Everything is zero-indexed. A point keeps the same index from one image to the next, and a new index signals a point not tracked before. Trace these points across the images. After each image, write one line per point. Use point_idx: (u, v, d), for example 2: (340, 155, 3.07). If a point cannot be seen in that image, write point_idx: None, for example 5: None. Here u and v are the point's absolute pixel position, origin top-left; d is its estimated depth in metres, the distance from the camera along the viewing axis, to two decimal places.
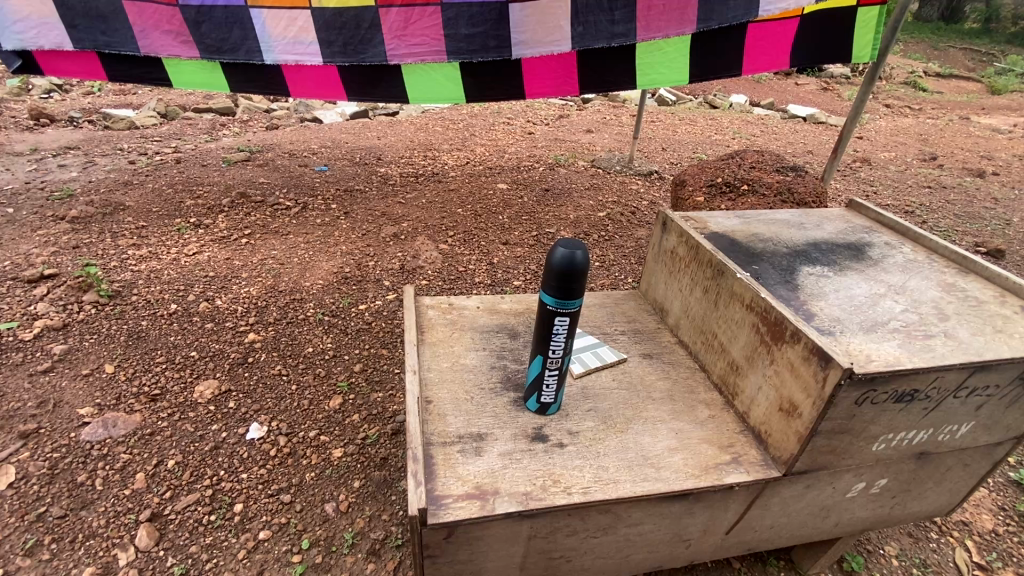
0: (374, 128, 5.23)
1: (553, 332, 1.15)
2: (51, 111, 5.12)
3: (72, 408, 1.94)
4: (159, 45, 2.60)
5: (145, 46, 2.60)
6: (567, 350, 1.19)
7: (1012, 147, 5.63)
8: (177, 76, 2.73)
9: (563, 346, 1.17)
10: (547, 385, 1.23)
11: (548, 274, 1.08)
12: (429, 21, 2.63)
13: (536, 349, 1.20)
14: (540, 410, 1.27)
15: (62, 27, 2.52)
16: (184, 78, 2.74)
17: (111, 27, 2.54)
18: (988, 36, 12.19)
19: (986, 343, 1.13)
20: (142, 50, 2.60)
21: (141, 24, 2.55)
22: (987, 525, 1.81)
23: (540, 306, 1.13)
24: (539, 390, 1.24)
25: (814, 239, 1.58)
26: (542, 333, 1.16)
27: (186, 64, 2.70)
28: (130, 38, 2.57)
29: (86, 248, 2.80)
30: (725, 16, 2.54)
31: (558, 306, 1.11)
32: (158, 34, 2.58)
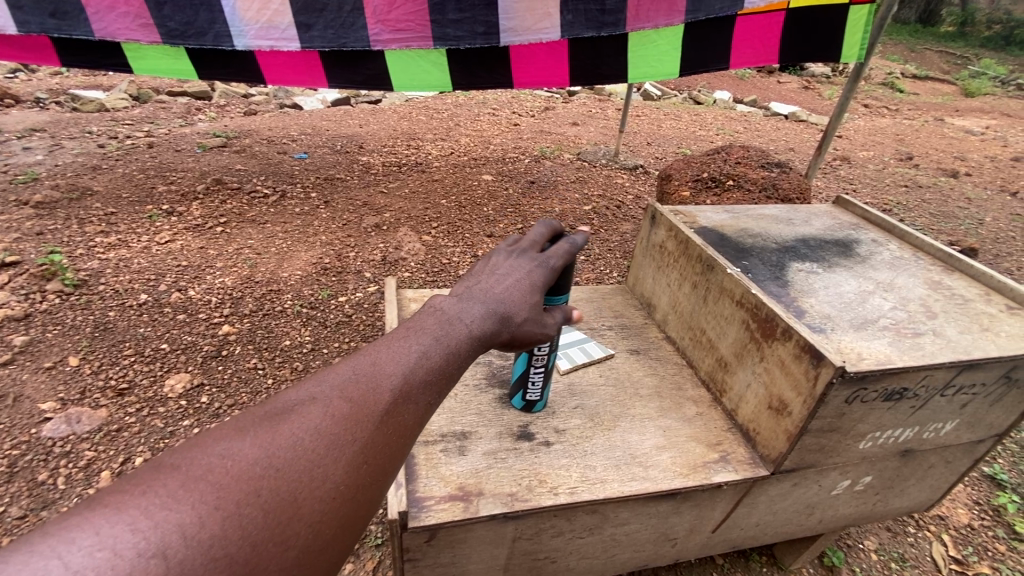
0: (356, 115, 5.11)
1: None
2: (15, 92, 4.89)
3: (33, 402, 1.87)
4: (115, 29, 2.48)
5: (99, 29, 2.47)
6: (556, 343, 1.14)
7: (985, 149, 5.76)
8: (136, 62, 2.61)
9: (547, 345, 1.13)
10: (532, 382, 1.19)
11: None
12: (413, 7, 2.55)
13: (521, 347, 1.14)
14: (525, 407, 1.24)
15: (9, 8, 2.39)
16: (144, 65, 2.62)
17: (63, 9, 2.43)
18: (964, 40, 12.50)
19: (973, 341, 1.13)
20: (96, 33, 2.48)
21: (95, 6, 2.43)
22: (963, 519, 1.84)
23: None
24: (525, 386, 1.20)
25: (803, 234, 1.57)
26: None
27: (145, 49, 2.58)
28: (80, 21, 2.45)
29: (50, 234, 2.67)
30: (711, 7, 2.52)
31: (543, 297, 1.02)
32: (114, 17, 2.46)
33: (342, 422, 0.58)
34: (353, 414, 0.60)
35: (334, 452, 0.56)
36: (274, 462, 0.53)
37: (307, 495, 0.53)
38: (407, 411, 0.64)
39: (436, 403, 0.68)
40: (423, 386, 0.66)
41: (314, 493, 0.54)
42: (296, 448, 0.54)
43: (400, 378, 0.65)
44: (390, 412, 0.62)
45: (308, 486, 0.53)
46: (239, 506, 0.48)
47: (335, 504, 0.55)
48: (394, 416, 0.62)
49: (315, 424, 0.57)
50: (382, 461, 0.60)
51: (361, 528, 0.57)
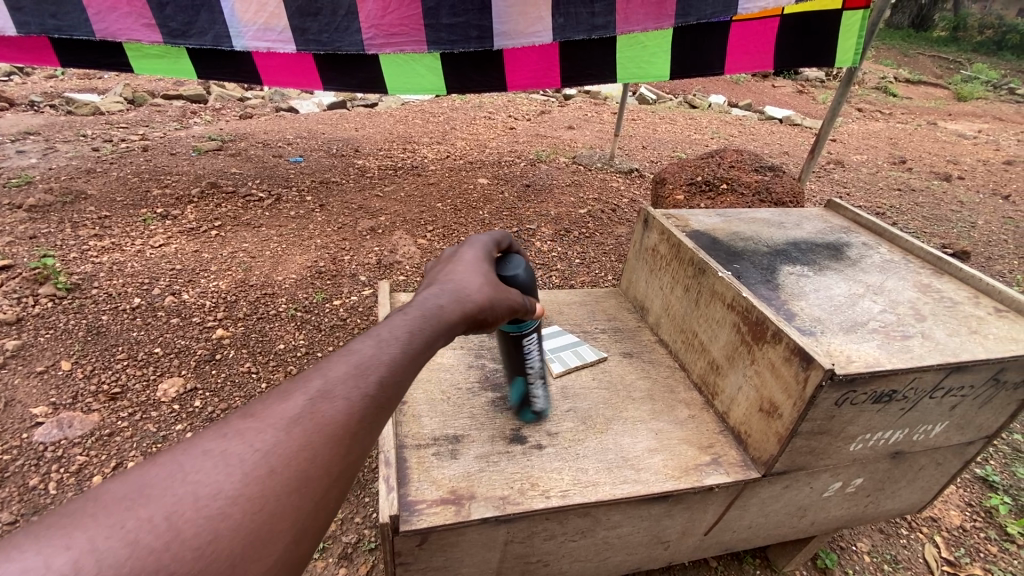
0: (352, 119, 5.11)
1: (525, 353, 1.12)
2: (9, 95, 4.88)
3: (25, 407, 1.86)
4: (117, 29, 2.47)
5: (100, 30, 2.46)
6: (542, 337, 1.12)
7: (977, 153, 5.81)
8: (137, 61, 2.62)
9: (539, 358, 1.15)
10: (536, 395, 1.20)
11: None
12: (407, 11, 2.56)
13: (512, 364, 1.14)
14: (537, 418, 1.23)
15: (8, 10, 2.37)
16: (145, 65, 2.63)
17: (62, 10, 2.40)
18: (957, 45, 12.62)
19: (961, 343, 1.14)
20: (97, 34, 2.46)
21: (96, 7, 2.41)
22: (955, 521, 1.85)
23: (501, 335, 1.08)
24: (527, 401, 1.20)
25: (794, 238, 1.58)
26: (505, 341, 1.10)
27: (147, 48, 2.58)
28: (81, 22, 2.43)
29: (44, 238, 2.66)
30: (703, 12, 2.46)
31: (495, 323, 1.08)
32: (116, 17, 2.45)
33: (246, 434, 0.51)
34: (262, 423, 0.53)
35: (232, 469, 0.49)
36: (152, 487, 0.46)
37: (198, 519, 0.46)
38: (337, 409, 0.56)
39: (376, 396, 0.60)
40: (354, 378, 0.59)
41: (209, 516, 0.46)
42: (184, 471, 0.48)
43: (325, 376, 0.58)
44: (310, 413, 0.55)
45: (198, 507, 0.46)
46: (96, 540, 0.42)
47: (240, 523, 0.47)
48: (316, 417, 0.55)
49: (211, 440, 0.50)
50: (303, 469, 0.52)
51: (283, 547, 0.49)
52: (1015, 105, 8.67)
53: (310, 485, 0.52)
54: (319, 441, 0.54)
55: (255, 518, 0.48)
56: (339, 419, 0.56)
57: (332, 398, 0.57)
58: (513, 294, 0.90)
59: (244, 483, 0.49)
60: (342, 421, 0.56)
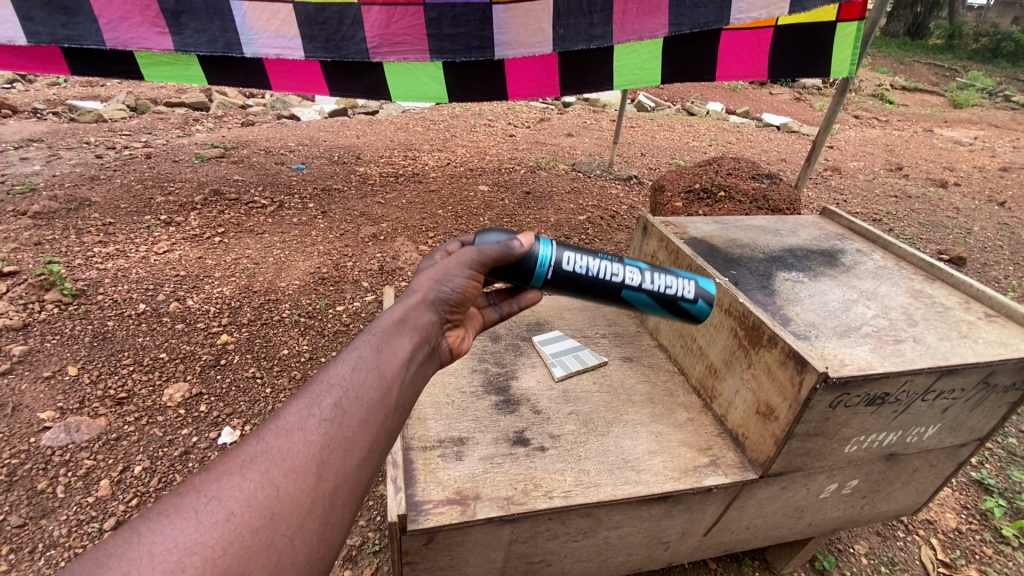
0: (353, 126, 5.16)
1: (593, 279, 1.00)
2: (13, 103, 4.92)
3: (32, 411, 1.88)
4: (127, 38, 2.52)
5: (111, 39, 2.50)
6: (573, 250, 1.01)
7: (973, 159, 5.87)
8: (148, 69, 2.66)
9: (613, 270, 1.01)
10: (668, 290, 1.04)
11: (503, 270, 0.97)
12: (412, 21, 2.61)
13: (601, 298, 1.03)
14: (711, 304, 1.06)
15: (20, 19, 2.41)
16: (155, 72, 2.68)
17: (74, 20, 2.44)
18: (951, 53, 12.74)
19: (952, 347, 1.17)
20: (107, 43, 2.51)
21: (108, 16, 2.46)
22: (951, 523, 1.87)
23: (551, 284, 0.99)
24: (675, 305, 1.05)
25: (790, 245, 1.61)
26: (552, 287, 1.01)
27: (158, 56, 2.63)
28: (92, 32, 2.46)
29: (48, 245, 2.69)
30: (695, 21, 2.49)
31: (520, 288, 1.07)
32: (127, 27, 2.49)
33: (205, 487, 0.57)
34: (224, 471, 0.59)
35: (191, 525, 0.54)
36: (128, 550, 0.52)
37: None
38: (293, 448, 0.62)
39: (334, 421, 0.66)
40: (306, 418, 0.64)
41: (169, 569, 0.51)
42: (147, 535, 0.53)
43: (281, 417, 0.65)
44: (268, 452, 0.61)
45: (159, 564, 0.51)
46: None
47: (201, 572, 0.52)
48: (271, 459, 0.61)
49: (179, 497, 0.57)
50: (267, 503, 0.58)
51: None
52: (1010, 112, 8.75)
53: (273, 523, 0.58)
54: (277, 481, 0.59)
55: (216, 565, 0.53)
56: (296, 457, 0.61)
57: (289, 439, 0.62)
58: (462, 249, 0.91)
59: (205, 533, 0.54)
60: (298, 458, 0.61)
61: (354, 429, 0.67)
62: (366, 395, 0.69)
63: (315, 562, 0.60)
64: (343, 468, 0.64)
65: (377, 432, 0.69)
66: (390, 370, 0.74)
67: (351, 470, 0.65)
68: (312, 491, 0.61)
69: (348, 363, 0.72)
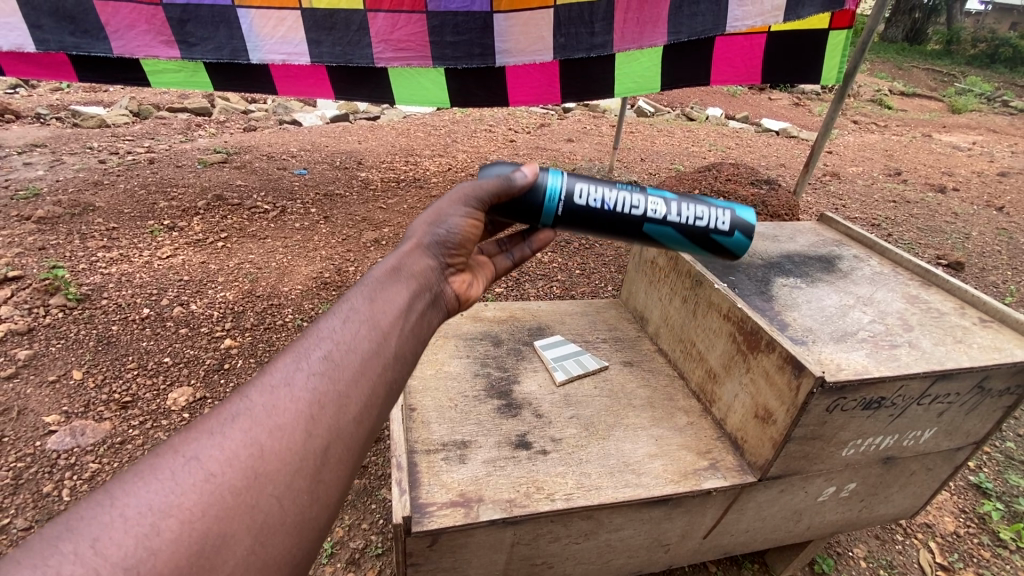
0: (355, 131, 5.19)
1: (612, 210, 1.09)
2: (17, 109, 4.96)
3: (38, 415, 1.90)
4: (134, 46, 2.56)
5: (118, 47, 2.55)
6: (586, 185, 1.10)
7: (971, 164, 5.90)
8: (154, 76, 2.69)
9: (631, 201, 1.10)
10: (690, 217, 1.13)
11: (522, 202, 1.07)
12: (415, 28, 2.65)
13: (623, 230, 1.12)
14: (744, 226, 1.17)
15: (29, 27, 2.45)
16: (162, 79, 2.70)
17: (80, 28, 2.48)
18: (949, 59, 12.81)
19: (946, 352, 1.19)
20: (115, 51, 2.55)
21: (115, 25, 2.50)
22: (950, 527, 1.88)
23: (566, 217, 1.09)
24: (706, 236, 1.15)
25: (788, 251, 1.64)
26: (564, 220, 1.10)
27: (164, 64, 2.66)
28: (100, 39, 2.51)
29: (53, 250, 2.71)
30: (694, 28, 2.54)
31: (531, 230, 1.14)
32: (134, 35, 2.54)
33: (191, 448, 0.59)
34: (209, 432, 0.61)
35: (170, 485, 0.56)
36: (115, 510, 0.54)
37: (137, 535, 0.53)
38: (277, 407, 0.64)
39: (320, 381, 0.67)
40: (292, 379, 0.66)
41: (147, 529, 0.53)
42: (123, 496, 0.55)
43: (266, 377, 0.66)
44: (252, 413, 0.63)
45: (135, 526, 0.53)
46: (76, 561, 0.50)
47: (179, 533, 0.54)
48: (255, 419, 0.62)
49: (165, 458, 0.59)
50: (252, 464, 0.59)
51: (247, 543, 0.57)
52: (1008, 117, 8.80)
53: (257, 484, 0.59)
54: (260, 441, 0.61)
55: (195, 526, 0.55)
56: (279, 417, 0.63)
57: (272, 399, 0.64)
58: (456, 190, 0.97)
59: (183, 494, 0.55)
60: (284, 417, 0.63)
61: (341, 388, 0.68)
62: (353, 354, 0.71)
63: (304, 521, 0.62)
64: (331, 427, 0.65)
65: (367, 392, 0.70)
66: (381, 328, 0.75)
67: (340, 429, 0.66)
68: (296, 451, 0.62)
69: (337, 322, 0.73)
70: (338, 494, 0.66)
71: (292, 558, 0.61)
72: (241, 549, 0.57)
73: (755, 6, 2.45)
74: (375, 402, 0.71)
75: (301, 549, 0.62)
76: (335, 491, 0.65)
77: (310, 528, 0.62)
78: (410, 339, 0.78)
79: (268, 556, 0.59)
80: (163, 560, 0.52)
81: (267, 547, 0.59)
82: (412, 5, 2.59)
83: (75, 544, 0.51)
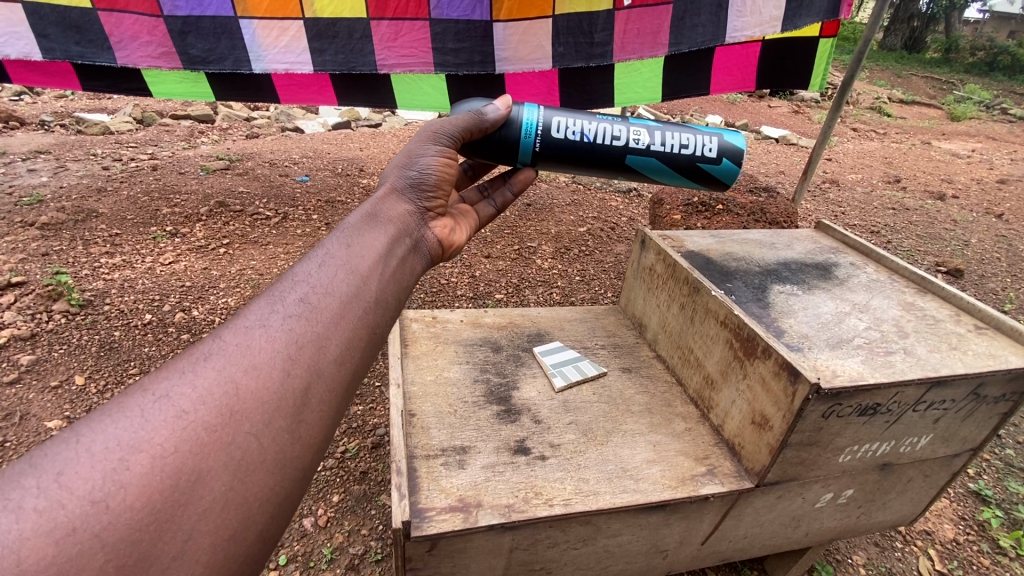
0: (357, 139, 5.22)
1: (591, 141, 1.27)
2: (21, 116, 4.99)
3: (39, 420, 1.91)
4: (138, 56, 2.59)
5: (122, 57, 2.58)
6: (566, 117, 1.27)
7: (971, 172, 5.92)
8: (156, 86, 2.74)
9: (610, 132, 1.28)
10: (671, 146, 1.29)
11: (508, 135, 1.25)
12: (418, 35, 2.68)
13: (606, 158, 1.29)
14: (734, 159, 1.32)
15: (36, 36, 2.48)
16: (164, 89, 2.75)
17: (86, 37, 2.51)
18: (948, 66, 12.88)
19: (942, 359, 1.20)
20: (119, 61, 2.59)
21: (118, 36, 2.54)
22: (949, 534, 1.88)
23: (545, 148, 1.27)
24: (693, 163, 1.31)
25: (785, 258, 1.65)
26: (542, 155, 1.29)
27: (166, 75, 2.70)
28: (106, 48, 2.54)
29: (56, 256, 2.73)
30: (694, 40, 2.59)
31: (512, 172, 1.36)
32: (137, 45, 2.57)
33: (164, 386, 0.64)
34: (181, 373, 0.66)
35: (138, 423, 0.60)
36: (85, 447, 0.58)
37: (105, 469, 0.56)
38: (250, 348, 0.69)
39: (294, 325, 0.73)
40: (266, 321, 0.72)
41: (116, 464, 0.57)
42: (90, 435, 0.59)
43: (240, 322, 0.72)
44: (224, 354, 0.68)
45: (104, 461, 0.57)
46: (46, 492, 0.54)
47: (150, 467, 0.58)
48: (228, 359, 0.67)
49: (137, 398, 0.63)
50: (226, 401, 0.64)
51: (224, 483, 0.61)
52: (1008, 124, 8.84)
53: (232, 421, 0.63)
54: (233, 380, 0.66)
55: (167, 460, 0.59)
56: (252, 357, 0.68)
57: (244, 340, 0.70)
58: (426, 134, 1.13)
59: (153, 431, 0.60)
60: (258, 355, 0.69)
61: (316, 330, 0.74)
62: (326, 299, 0.77)
63: (285, 459, 0.66)
64: (309, 367, 0.71)
65: (343, 335, 0.76)
66: (355, 277, 0.82)
67: (319, 369, 0.72)
68: (271, 391, 0.67)
69: (314, 268, 0.81)
70: (319, 434, 0.70)
71: (274, 495, 0.65)
72: (218, 484, 0.60)
73: (754, 17, 2.49)
74: (352, 345, 0.77)
75: (283, 488, 0.66)
76: (315, 433, 0.70)
77: (291, 466, 0.66)
78: (383, 283, 0.85)
79: (247, 492, 0.62)
80: (135, 492, 0.56)
81: (247, 484, 0.62)
82: (415, 13, 2.62)
83: (41, 479, 0.55)
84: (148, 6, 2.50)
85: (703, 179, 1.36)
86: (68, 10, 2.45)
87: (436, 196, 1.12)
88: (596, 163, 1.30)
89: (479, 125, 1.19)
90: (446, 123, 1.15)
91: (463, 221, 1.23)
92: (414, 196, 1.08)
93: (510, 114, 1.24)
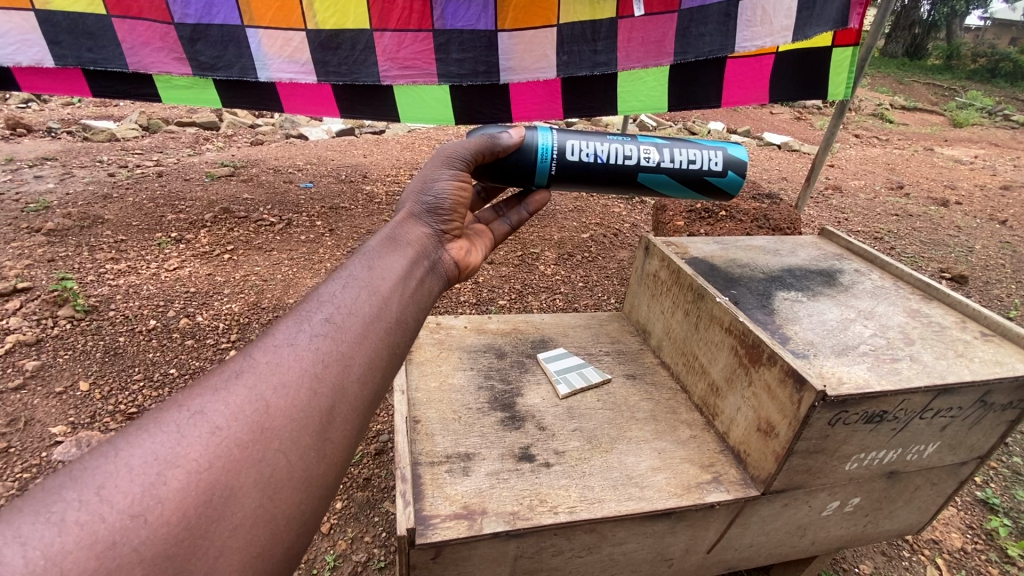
0: (360, 145, 5.26)
1: (603, 161, 1.28)
2: (28, 122, 5.04)
3: (44, 426, 1.92)
4: (148, 63, 2.61)
5: (133, 64, 2.60)
6: (580, 139, 1.28)
7: (974, 177, 5.92)
8: (167, 91, 2.76)
9: (622, 151, 1.28)
10: (680, 162, 1.30)
11: (523, 159, 1.26)
12: (421, 46, 2.70)
13: (619, 177, 1.30)
14: (739, 174, 1.34)
15: (47, 43, 2.50)
16: (174, 95, 2.77)
17: (98, 44, 2.53)
18: (950, 73, 12.93)
19: (948, 366, 1.20)
20: (130, 67, 2.60)
21: (130, 41, 2.56)
22: (956, 543, 1.87)
23: (560, 168, 1.28)
24: (701, 178, 1.32)
25: (789, 265, 1.65)
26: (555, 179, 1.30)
27: (176, 80, 2.73)
28: (116, 55, 2.57)
29: (62, 261, 2.75)
30: (700, 49, 2.59)
31: (528, 192, 1.36)
32: (148, 51, 2.59)
33: (197, 403, 0.64)
34: (212, 391, 0.66)
35: (174, 439, 0.60)
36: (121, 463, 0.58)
37: (144, 483, 0.57)
38: (280, 365, 0.69)
39: (320, 344, 0.73)
40: (294, 339, 0.72)
41: (154, 479, 0.57)
42: (128, 450, 0.59)
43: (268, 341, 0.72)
44: (253, 373, 0.68)
45: (143, 475, 0.57)
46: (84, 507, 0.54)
47: (186, 482, 0.58)
48: (259, 377, 0.68)
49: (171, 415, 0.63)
50: (257, 419, 0.64)
51: (255, 500, 0.61)
52: (1010, 131, 8.85)
53: (262, 438, 0.64)
54: (264, 398, 0.66)
55: (201, 476, 0.59)
56: (282, 375, 0.69)
57: (274, 358, 0.70)
58: (443, 158, 1.13)
59: (188, 446, 0.60)
60: (286, 374, 0.69)
61: (342, 349, 0.74)
62: (350, 318, 0.77)
63: (311, 478, 0.66)
64: (333, 387, 0.71)
65: (366, 354, 0.76)
66: (375, 296, 0.82)
67: (342, 390, 0.72)
68: (299, 409, 0.67)
69: (338, 288, 0.81)
70: (343, 453, 0.70)
71: (300, 513, 0.65)
72: (248, 501, 0.61)
73: (764, 26, 2.46)
74: (375, 364, 0.77)
75: (309, 506, 0.66)
76: (338, 452, 0.70)
77: (316, 485, 0.66)
78: (403, 303, 0.85)
79: (275, 509, 0.62)
80: (171, 507, 0.56)
81: (275, 502, 0.63)
82: (419, 23, 2.65)
83: (81, 492, 0.55)
84: (160, 14, 2.53)
85: (711, 192, 1.37)
86: (81, 16, 2.47)
87: (452, 219, 1.11)
88: (609, 183, 1.32)
89: (493, 148, 1.19)
90: (462, 146, 1.16)
91: (478, 241, 1.22)
92: (431, 219, 1.07)
93: (525, 140, 1.25)
